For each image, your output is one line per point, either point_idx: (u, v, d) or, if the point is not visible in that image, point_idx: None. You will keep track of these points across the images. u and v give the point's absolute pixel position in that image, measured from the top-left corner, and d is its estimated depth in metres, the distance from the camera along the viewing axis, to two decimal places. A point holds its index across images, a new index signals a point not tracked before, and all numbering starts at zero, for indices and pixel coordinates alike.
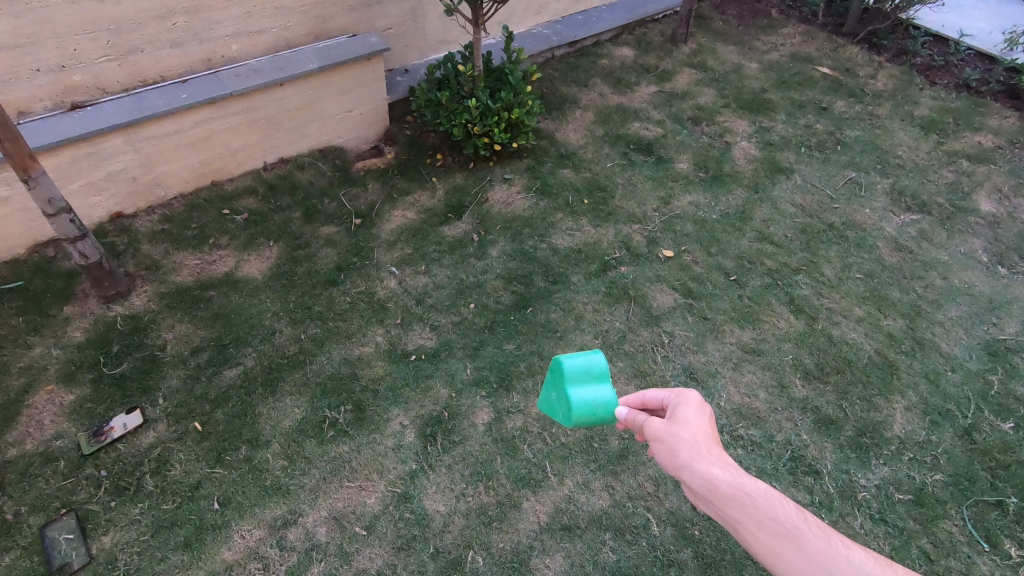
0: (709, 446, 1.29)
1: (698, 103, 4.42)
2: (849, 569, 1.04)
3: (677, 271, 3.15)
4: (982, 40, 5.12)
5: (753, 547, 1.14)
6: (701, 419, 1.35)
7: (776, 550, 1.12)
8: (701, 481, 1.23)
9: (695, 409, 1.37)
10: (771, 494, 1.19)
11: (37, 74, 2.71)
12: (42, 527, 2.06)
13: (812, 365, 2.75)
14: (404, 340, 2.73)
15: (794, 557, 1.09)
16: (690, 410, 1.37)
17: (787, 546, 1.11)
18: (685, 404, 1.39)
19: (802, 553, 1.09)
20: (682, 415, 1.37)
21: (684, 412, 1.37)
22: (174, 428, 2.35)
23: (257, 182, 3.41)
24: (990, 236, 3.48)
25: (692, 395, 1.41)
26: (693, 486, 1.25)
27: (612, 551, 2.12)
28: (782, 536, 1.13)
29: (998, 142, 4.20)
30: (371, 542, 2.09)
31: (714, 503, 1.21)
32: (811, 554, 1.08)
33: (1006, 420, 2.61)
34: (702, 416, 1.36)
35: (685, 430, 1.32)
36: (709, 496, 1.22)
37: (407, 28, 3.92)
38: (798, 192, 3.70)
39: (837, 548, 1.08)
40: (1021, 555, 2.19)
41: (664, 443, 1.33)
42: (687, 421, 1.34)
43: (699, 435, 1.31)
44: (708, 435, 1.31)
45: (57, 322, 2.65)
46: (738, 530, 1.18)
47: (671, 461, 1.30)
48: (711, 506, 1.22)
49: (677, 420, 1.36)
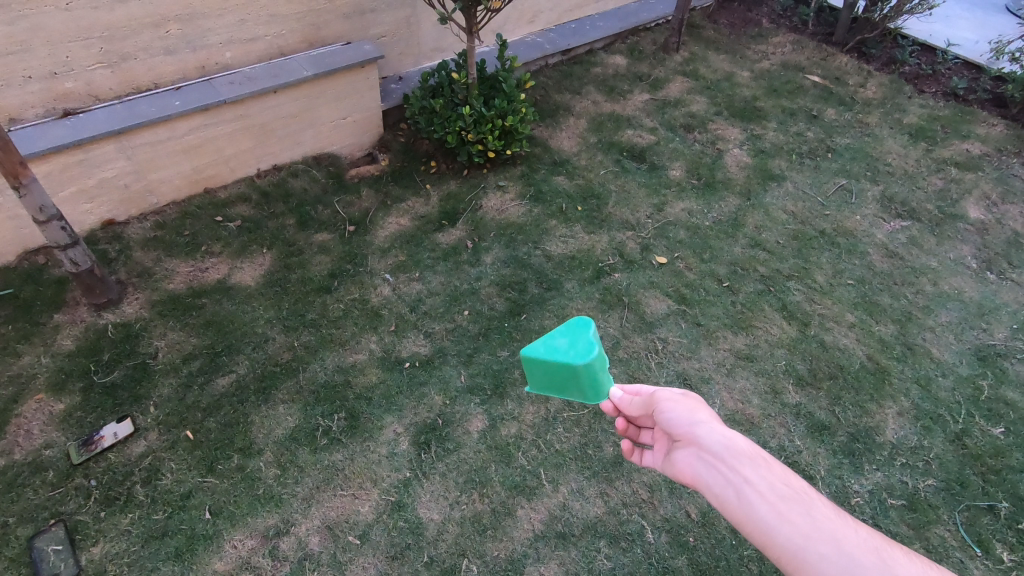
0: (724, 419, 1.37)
1: (691, 111, 4.46)
2: (855, 539, 1.10)
3: (670, 277, 3.16)
4: (969, 50, 5.20)
5: (761, 503, 1.18)
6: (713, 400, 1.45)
7: (783, 509, 1.16)
8: (719, 441, 1.29)
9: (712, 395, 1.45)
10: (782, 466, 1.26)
11: (30, 81, 2.70)
12: (31, 538, 2.03)
13: (805, 371, 2.76)
14: (398, 347, 2.72)
15: (801, 519, 1.14)
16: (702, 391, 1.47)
17: (795, 509, 1.16)
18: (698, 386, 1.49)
19: (810, 517, 1.14)
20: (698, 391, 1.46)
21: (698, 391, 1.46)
22: (165, 436, 2.33)
23: (251, 190, 3.40)
24: (979, 243, 3.52)
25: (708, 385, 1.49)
26: (708, 443, 1.30)
27: (607, 558, 2.11)
28: (791, 500, 1.18)
29: (986, 150, 4.25)
30: (364, 552, 2.07)
31: (726, 459, 1.26)
32: (818, 518, 1.14)
33: (996, 425, 2.62)
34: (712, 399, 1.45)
35: (702, 401, 1.40)
36: (723, 452, 1.27)
37: (402, 36, 3.94)
38: (790, 199, 3.73)
39: (844, 522, 1.14)
40: (1013, 559, 2.20)
41: (681, 405, 1.39)
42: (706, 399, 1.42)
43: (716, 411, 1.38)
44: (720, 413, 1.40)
45: (47, 330, 2.62)
46: (745, 486, 1.21)
47: (687, 422, 1.36)
48: (721, 463, 1.27)
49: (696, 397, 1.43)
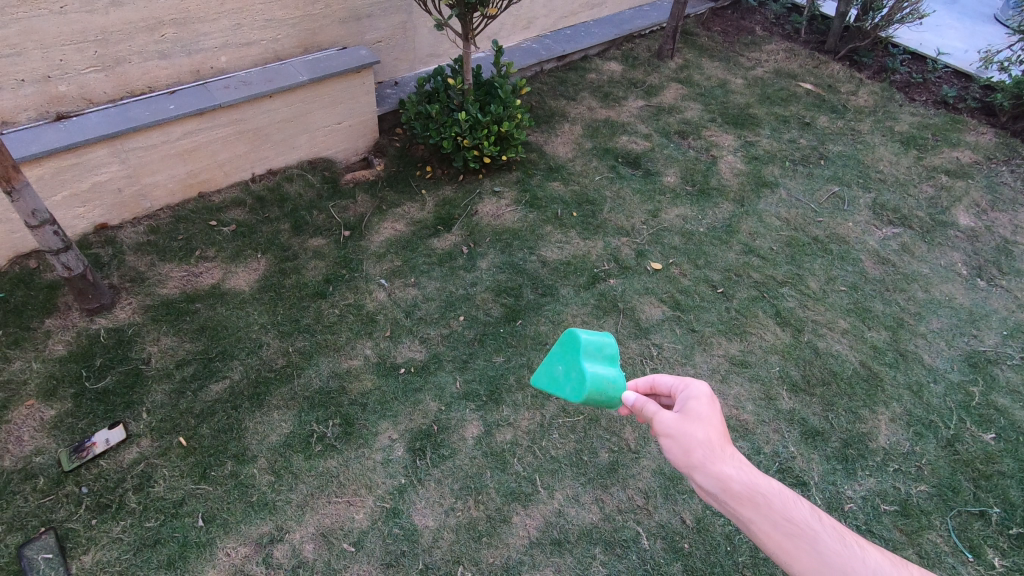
0: (723, 444, 1.24)
1: (685, 117, 4.49)
2: (864, 570, 1.03)
3: (665, 283, 3.18)
4: (958, 59, 5.28)
5: (766, 547, 1.13)
6: (715, 410, 1.32)
7: (788, 549, 1.10)
8: (714, 480, 1.20)
9: (707, 403, 1.32)
10: (786, 494, 1.17)
11: (22, 84, 2.68)
12: (19, 547, 2.00)
13: (799, 376, 2.78)
14: (393, 353, 2.71)
15: (807, 557, 1.08)
16: (702, 404, 1.32)
17: (801, 545, 1.09)
18: (695, 398, 1.35)
19: (815, 552, 1.07)
20: (693, 408, 1.32)
21: (696, 406, 1.32)
22: (158, 443, 2.31)
23: (246, 194, 3.39)
24: (969, 250, 3.56)
25: (702, 387, 1.36)
26: (703, 485, 1.21)
27: (602, 565, 2.11)
28: (796, 537, 1.11)
29: (975, 158, 4.30)
30: (359, 559, 2.06)
31: (726, 500, 1.19)
32: (824, 552, 1.07)
33: (987, 431, 2.64)
34: (714, 410, 1.31)
35: (699, 429, 1.28)
36: (722, 495, 1.19)
37: (397, 41, 3.95)
38: (782, 206, 3.76)
39: (853, 550, 1.06)
40: (1004, 565, 2.22)
41: (675, 437, 1.29)
42: (701, 417, 1.29)
43: (713, 432, 1.27)
44: (720, 432, 1.27)
45: (37, 335, 2.60)
46: (750, 527, 1.16)
47: (684, 460, 1.26)
48: (723, 505, 1.20)
49: (691, 416, 1.30)
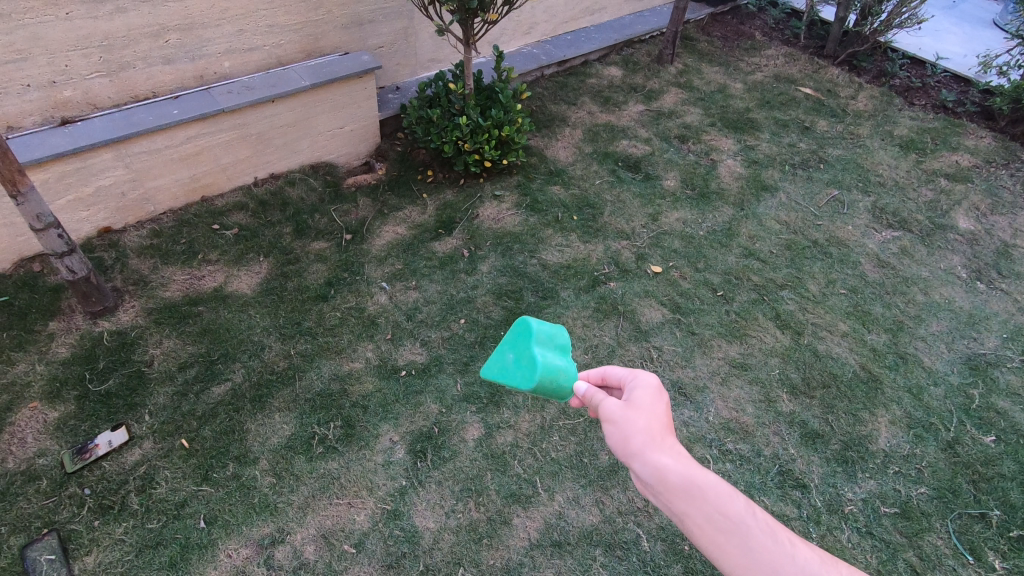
0: (663, 435, 1.10)
1: (685, 121, 4.51)
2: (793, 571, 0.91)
3: (665, 286, 3.19)
4: (957, 64, 5.30)
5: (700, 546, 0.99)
6: (660, 404, 1.17)
7: (721, 546, 0.97)
8: (651, 470, 1.06)
9: (651, 394, 1.18)
10: (726, 490, 1.01)
11: (28, 89, 2.71)
12: (23, 548, 2.02)
13: (799, 379, 2.79)
14: (394, 355, 2.73)
15: (739, 555, 0.95)
16: (648, 393, 1.18)
17: (732, 541, 0.97)
18: (640, 389, 1.20)
19: (748, 550, 0.95)
20: (639, 397, 1.17)
21: (640, 395, 1.18)
22: (161, 444, 2.32)
23: (248, 198, 3.41)
24: (969, 253, 3.57)
25: (650, 377, 1.22)
26: (640, 474, 1.08)
27: (602, 566, 2.11)
28: (729, 533, 0.97)
29: (975, 161, 4.31)
30: (360, 561, 2.07)
31: (660, 492, 1.05)
32: (756, 550, 0.94)
33: (987, 433, 2.65)
34: (658, 401, 1.17)
35: (641, 416, 1.13)
36: (656, 485, 1.05)
37: (399, 46, 3.98)
38: (782, 209, 3.77)
39: (783, 547, 0.94)
40: (1005, 567, 2.22)
41: (616, 424, 1.15)
42: (643, 407, 1.15)
43: (654, 422, 1.12)
44: (663, 423, 1.13)
45: (42, 338, 2.62)
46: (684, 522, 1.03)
47: (622, 449, 1.12)
48: (657, 497, 1.06)
49: (632, 404, 1.16)
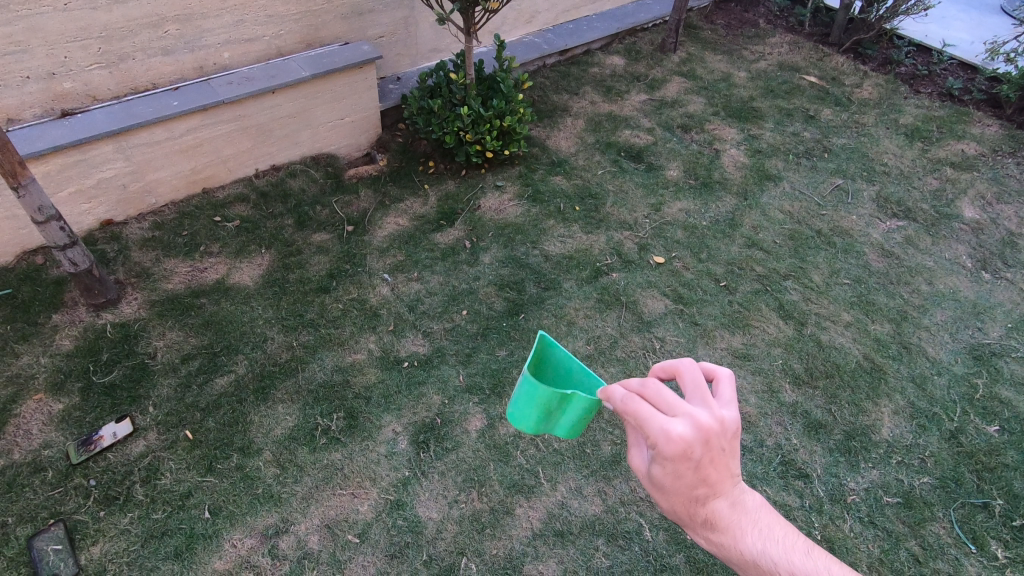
0: (693, 517, 1.10)
1: (688, 111, 4.48)
2: None
3: (668, 277, 3.18)
4: (964, 51, 5.24)
5: None
6: (683, 475, 1.06)
7: None
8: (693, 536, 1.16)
9: (668, 469, 1.05)
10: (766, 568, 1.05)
11: (28, 81, 2.70)
12: (30, 538, 2.03)
13: (801, 369, 2.78)
14: (397, 347, 2.73)
15: None
16: (664, 471, 1.06)
17: None
18: (657, 459, 1.07)
19: None
20: (657, 478, 1.09)
21: (658, 473, 1.08)
22: (165, 436, 2.33)
23: (249, 190, 3.41)
24: (974, 242, 3.54)
25: (664, 447, 1.03)
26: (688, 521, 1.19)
27: (605, 556, 2.12)
28: None
29: (981, 150, 4.27)
30: (363, 550, 2.08)
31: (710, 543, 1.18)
32: None
33: (991, 423, 2.64)
34: (679, 476, 1.06)
35: (663, 500, 1.11)
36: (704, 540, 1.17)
37: (400, 36, 3.95)
38: (786, 199, 3.75)
39: None
40: (1007, 555, 2.22)
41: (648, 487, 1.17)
42: (663, 491, 1.10)
43: (678, 507, 1.10)
44: (689, 503, 1.09)
45: (45, 331, 2.62)
46: None
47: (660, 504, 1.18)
48: None
49: (652, 484, 1.11)
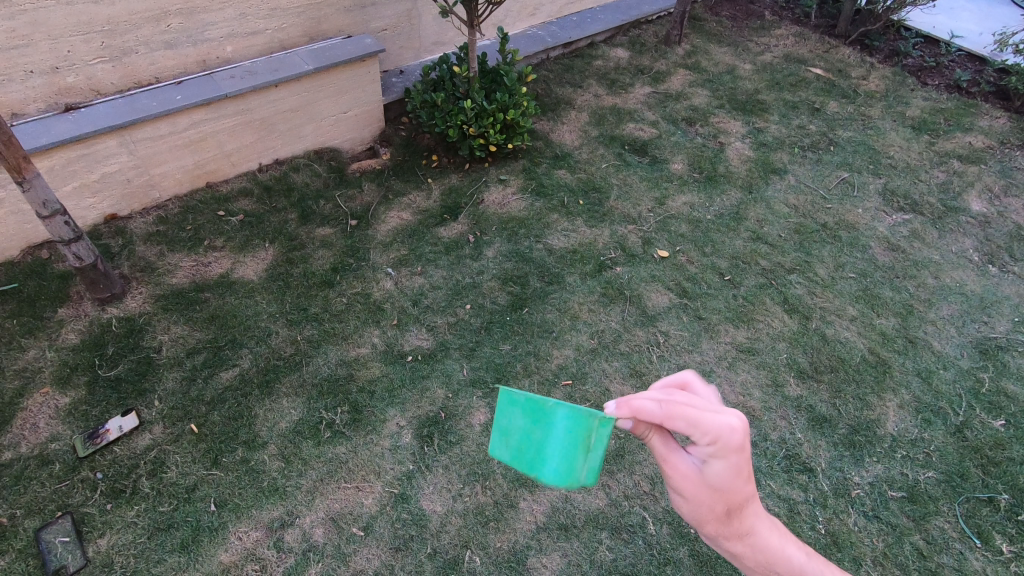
0: (742, 522, 0.98)
1: (692, 103, 4.45)
2: None
3: (672, 271, 3.17)
4: (972, 42, 5.18)
5: None
6: (742, 471, 0.95)
7: None
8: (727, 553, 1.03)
9: (729, 466, 0.94)
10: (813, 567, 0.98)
11: (32, 76, 2.70)
12: (38, 530, 2.05)
13: (806, 363, 2.77)
14: (401, 341, 2.73)
15: None
16: (726, 468, 0.95)
17: None
18: (715, 458, 0.95)
19: None
20: (713, 484, 0.96)
21: (716, 472, 0.95)
22: (171, 429, 2.34)
23: (253, 184, 3.41)
24: (981, 236, 3.51)
25: (731, 437, 0.92)
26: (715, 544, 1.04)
27: (609, 549, 2.13)
28: None
29: (989, 143, 4.23)
30: (368, 543, 2.09)
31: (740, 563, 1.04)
32: None
33: (996, 418, 2.63)
34: (738, 471, 0.95)
35: (714, 504, 0.98)
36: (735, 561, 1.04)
37: (403, 29, 3.94)
38: (791, 192, 3.73)
39: None
40: (1012, 550, 2.21)
41: (681, 500, 1.01)
42: (718, 491, 0.96)
43: (732, 510, 0.97)
44: (742, 504, 0.97)
45: (51, 325, 2.64)
46: None
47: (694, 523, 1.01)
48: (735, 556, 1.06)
49: (705, 487, 0.97)
